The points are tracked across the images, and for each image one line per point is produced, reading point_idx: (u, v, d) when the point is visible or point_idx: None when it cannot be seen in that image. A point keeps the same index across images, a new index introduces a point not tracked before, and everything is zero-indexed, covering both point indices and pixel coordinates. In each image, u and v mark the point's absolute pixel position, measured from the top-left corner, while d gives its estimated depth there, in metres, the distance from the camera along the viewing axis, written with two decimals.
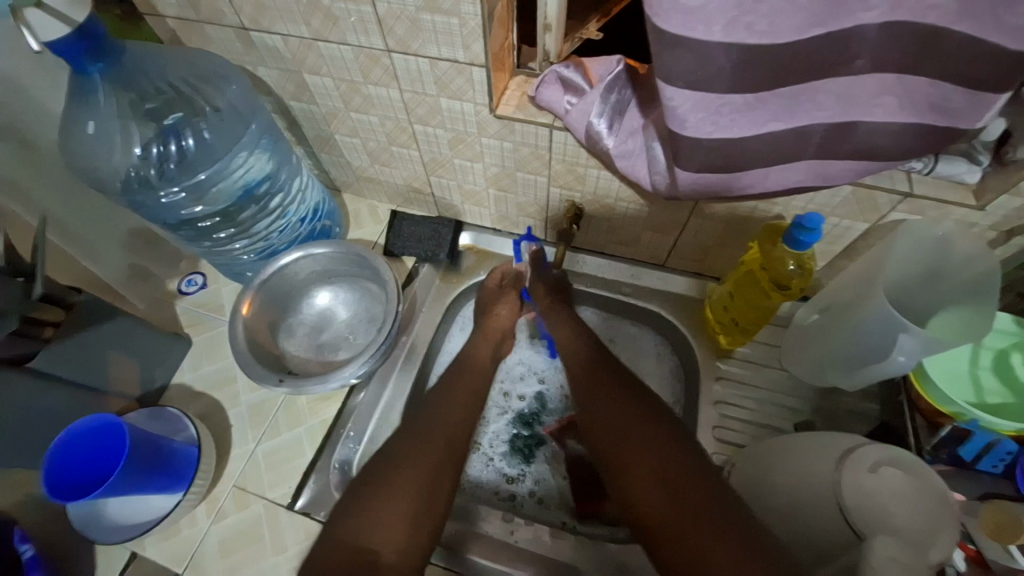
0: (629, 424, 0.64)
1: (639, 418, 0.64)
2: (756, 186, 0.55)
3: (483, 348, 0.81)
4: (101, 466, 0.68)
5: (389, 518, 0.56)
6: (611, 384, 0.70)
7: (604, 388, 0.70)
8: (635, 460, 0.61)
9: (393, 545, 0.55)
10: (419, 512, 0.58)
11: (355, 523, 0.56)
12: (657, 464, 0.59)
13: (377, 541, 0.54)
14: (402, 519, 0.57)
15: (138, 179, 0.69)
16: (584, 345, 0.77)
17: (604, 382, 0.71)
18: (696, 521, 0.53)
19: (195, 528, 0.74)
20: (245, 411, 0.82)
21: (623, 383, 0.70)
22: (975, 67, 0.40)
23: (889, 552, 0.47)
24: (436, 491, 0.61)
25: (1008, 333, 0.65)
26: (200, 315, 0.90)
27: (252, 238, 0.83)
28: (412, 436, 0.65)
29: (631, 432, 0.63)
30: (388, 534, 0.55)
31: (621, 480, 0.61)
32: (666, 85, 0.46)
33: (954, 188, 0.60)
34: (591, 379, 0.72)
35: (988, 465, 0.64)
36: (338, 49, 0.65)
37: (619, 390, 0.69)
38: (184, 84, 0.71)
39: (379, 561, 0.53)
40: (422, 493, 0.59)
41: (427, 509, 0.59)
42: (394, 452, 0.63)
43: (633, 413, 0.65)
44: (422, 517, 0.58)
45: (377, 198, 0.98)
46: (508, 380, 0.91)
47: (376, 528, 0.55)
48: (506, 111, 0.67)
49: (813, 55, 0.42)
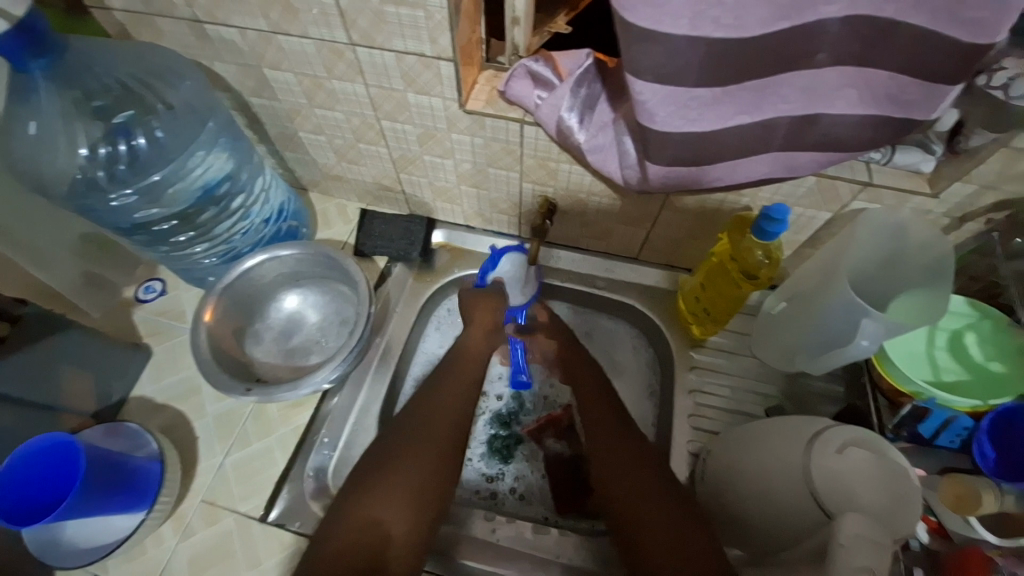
0: (617, 443, 0.69)
1: (629, 439, 0.69)
2: (724, 179, 0.56)
3: (473, 338, 0.82)
4: (57, 488, 0.64)
5: (396, 499, 0.62)
6: (601, 399, 0.76)
7: (597, 403, 0.75)
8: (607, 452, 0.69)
9: (403, 522, 0.60)
10: (419, 495, 0.63)
11: (364, 501, 0.61)
12: (642, 482, 0.63)
13: (387, 516, 0.60)
14: (404, 501, 0.62)
15: (85, 182, 0.65)
16: (571, 350, 0.83)
17: (594, 400, 0.76)
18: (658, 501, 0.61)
19: (162, 547, 0.70)
20: (212, 422, 0.78)
21: (612, 402, 0.75)
22: (930, 59, 0.42)
23: (857, 529, 0.49)
24: (435, 483, 0.65)
25: (961, 315, 0.68)
26: (160, 323, 0.86)
27: (213, 241, 0.80)
28: (412, 429, 0.69)
29: (619, 449, 0.68)
30: (397, 514, 0.61)
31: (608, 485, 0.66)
32: (635, 79, 0.46)
33: (911, 177, 0.62)
34: (586, 390, 0.78)
35: (946, 441, 0.66)
36: (299, 43, 0.63)
37: (610, 408, 0.74)
38: (133, 80, 0.67)
39: (390, 535, 0.59)
40: (421, 481, 0.64)
41: (425, 495, 0.63)
42: (398, 440, 0.67)
43: (621, 434, 0.70)
44: (423, 501, 0.63)
45: (345, 197, 0.95)
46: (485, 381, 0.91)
47: (383, 507, 0.61)
48: (476, 106, 0.66)
49: (779, 48, 0.42)
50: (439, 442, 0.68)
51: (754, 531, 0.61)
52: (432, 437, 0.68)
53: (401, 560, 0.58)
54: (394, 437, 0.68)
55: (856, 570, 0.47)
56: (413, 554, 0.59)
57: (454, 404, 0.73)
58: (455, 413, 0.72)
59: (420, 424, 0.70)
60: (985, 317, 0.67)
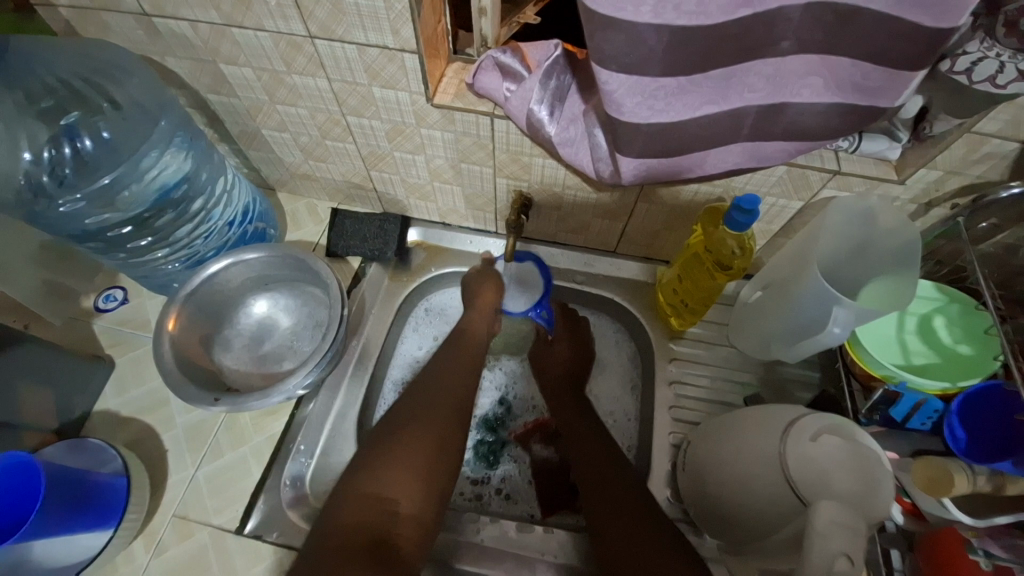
0: (598, 459, 0.71)
1: (605, 456, 0.71)
2: (697, 170, 0.56)
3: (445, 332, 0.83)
4: (17, 509, 0.61)
5: (404, 478, 0.60)
6: (576, 413, 0.78)
7: (577, 413, 0.78)
8: (586, 452, 0.73)
9: (410, 501, 0.59)
10: (429, 476, 0.62)
11: (369, 479, 0.60)
12: (620, 499, 0.65)
13: (394, 493, 0.58)
14: (410, 480, 0.60)
15: (31, 188, 0.62)
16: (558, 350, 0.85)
17: (576, 412, 0.79)
18: (629, 498, 0.65)
19: (133, 565, 0.68)
20: (181, 434, 0.76)
21: (590, 418, 0.78)
22: (896, 46, 0.42)
23: (832, 515, 0.49)
24: (444, 461, 0.65)
25: (930, 299, 0.70)
26: (123, 334, 0.82)
27: (174, 246, 0.77)
28: (410, 417, 0.68)
29: (602, 465, 0.70)
30: (406, 491, 0.59)
31: (590, 494, 0.68)
32: (601, 69, 0.45)
33: (878, 165, 0.63)
34: (562, 402, 0.81)
35: (918, 423, 0.68)
36: (254, 36, 0.60)
37: (591, 421, 0.77)
38: (80, 80, 0.64)
39: (397, 512, 0.57)
40: (431, 462, 0.63)
41: (434, 476, 0.63)
42: (403, 422, 0.67)
43: (600, 448, 0.73)
44: (432, 482, 0.62)
45: (316, 196, 0.92)
46: None
47: (391, 484, 0.59)
48: (444, 100, 0.65)
49: (742, 36, 0.42)
50: (441, 422, 0.68)
51: (739, 522, 0.61)
52: (438, 421, 0.68)
53: (408, 536, 0.56)
54: (397, 422, 0.67)
55: (831, 556, 0.47)
56: (421, 532, 0.58)
57: (444, 391, 0.72)
58: (456, 399, 0.72)
59: (415, 413, 0.68)
60: (952, 301, 0.69)
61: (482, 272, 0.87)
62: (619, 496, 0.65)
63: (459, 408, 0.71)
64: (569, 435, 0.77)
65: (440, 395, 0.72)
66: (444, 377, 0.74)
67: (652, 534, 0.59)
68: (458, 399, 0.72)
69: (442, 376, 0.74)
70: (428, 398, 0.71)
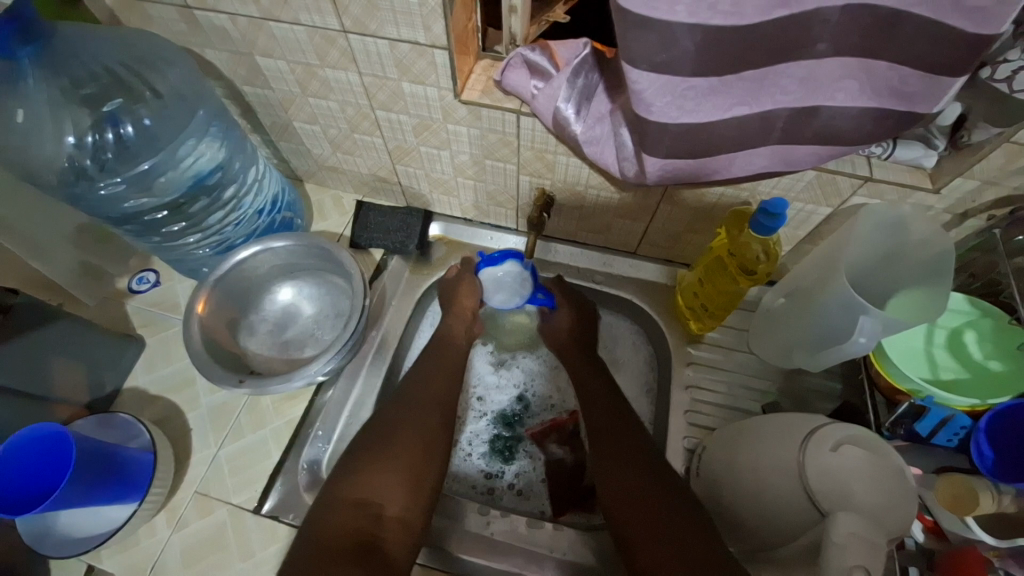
0: (625, 459, 0.67)
1: (631, 452, 0.68)
2: (722, 172, 0.55)
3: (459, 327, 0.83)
4: (47, 478, 0.64)
5: (390, 484, 0.62)
6: (610, 405, 0.74)
7: (608, 405, 0.75)
8: (603, 419, 0.73)
9: (395, 503, 0.61)
10: (417, 476, 0.64)
11: (355, 483, 0.62)
12: (640, 500, 0.62)
13: (380, 497, 0.61)
14: (397, 484, 0.62)
15: (74, 171, 0.64)
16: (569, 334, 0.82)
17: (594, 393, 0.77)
18: (643, 468, 0.66)
19: (155, 538, 0.70)
20: (205, 414, 0.78)
21: (618, 412, 0.73)
22: (935, 53, 0.41)
23: (851, 527, 0.49)
24: (431, 461, 0.67)
25: (962, 313, 0.68)
26: (154, 315, 0.85)
27: (206, 232, 0.79)
28: (400, 414, 0.69)
29: (626, 462, 0.67)
30: (392, 494, 0.61)
31: (606, 472, 0.68)
32: (630, 68, 0.45)
33: (912, 172, 0.61)
34: (593, 394, 0.77)
35: (944, 439, 0.65)
36: (290, 30, 0.62)
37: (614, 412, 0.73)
38: (123, 67, 0.66)
39: (383, 516, 0.59)
40: (416, 461, 0.65)
41: (421, 477, 0.65)
42: (392, 422, 0.68)
43: (626, 443, 0.69)
44: (419, 483, 0.64)
45: (342, 189, 0.94)
46: (482, 386, 0.89)
47: (378, 488, 0.61)
48: (472, 96, 0.65)
49: (777, 37, 0.42)
50: (424, 424, 0.69)
51: (751, 529, 0.61)
52: (422, 423, 0.69)
53: (395, 538, 0.59)
54: (381, 425, 0.68)
55: (849, 569, 0.46)
56: (409, 534, 0.60)
57: (440, 394, 0.74)
58: (445, 402, 0.74)
59: (403, 415, 0.69)
60: (986, 315, 0.66)
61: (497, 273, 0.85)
62: (632, 466, 0.66)
63: (445, 401, 0.74)
64: (593, 431, 0.73)
65: (432, 397, 0.73)
66: (444, 376, 0.76)
67: (679, 542, 0.57)
68: (443, 397, 0.74)
69: (436, 375, 0.76)
70: (423, 397, 0.73)
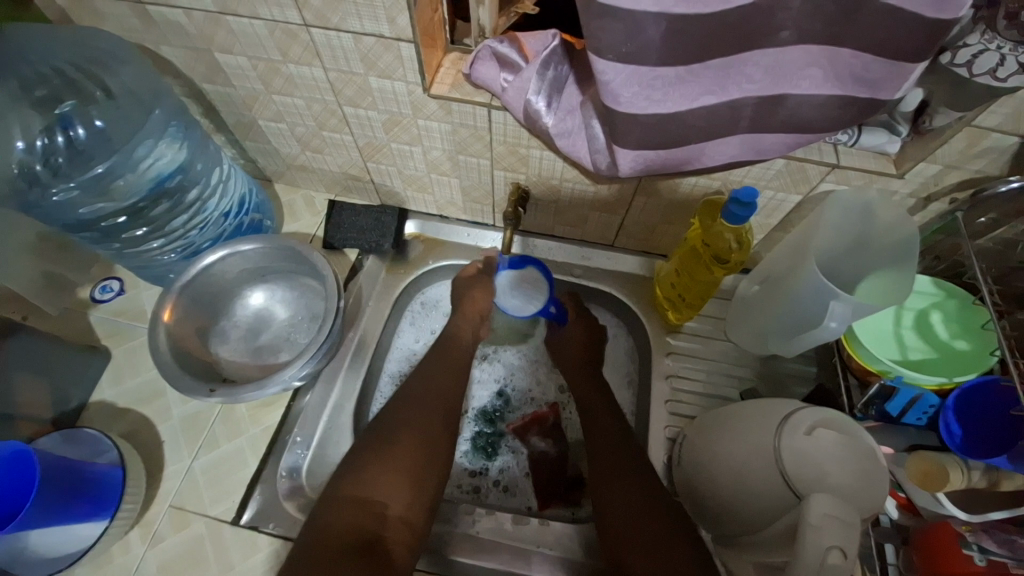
0: (617, 457, 0.69)
1: (625, 453, 0.69)
2: (694, 162, 0.55)
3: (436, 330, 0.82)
4: (9, 500, 0.61)
5: (393, 482, 0.61)
6: (604, 407, 0.76)
7: (598, 405, 0.77)
8: (601, 413, 0.75)
9: (398, 502, 0.60)
10: (419, 473, 0.63)
11: (360, 480, 0.60)
12: (631, 498, 0.64)
13: (383, 496, 0.60)
14: (399, 484, 0.61)
15: (24, 177, 0.61)
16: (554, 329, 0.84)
17: (590, 393, 0.78)
18: (622, 462, 0.68)
19: (129, 555, 0.68)
20: (178, 425, 0.75)
21: (614, 412, 0.75)
22: (895, 38, 0.42)
23: (825, 509, 0.50)
24: (431, 461, 0.65)
25: (928, 294, 0.70)
26: (118, 325, 0.82)
27: (169, 237, 0.76)
28: (402, 412, 0.68)
29: (616, 461, 0.68)
30: (393, 493, 0.60)
31: (597, 470, 0.69)
32: (597, 58, 0.45)
33: (877, 159, 0.63)
34: (588, 395, 0.78)
35: (914, 418, 0.68)
36: (249, 24, 0.60)
37: (610, 410, 0.76)
38: (73, 67, 0.63)
39: (386, 515, 0.58)
40: (417, 460, 0.64)
41: (422, 476, 0.63)
42: (396, 420, 0.67)
43: (620, 442, 0.71)
44: (419, 481, 0.63)
45: (313, 188, 0.92)
46: None
47: (380, 487, 0.60)
48: (441, 90, 0.64)
49: (739, 26, 0.42)
50: (428, 421, 0.68)
51: (731, 516, 0.61)
52: (426, 424, 0.68)
53: (398, 538, 0.58)
54: (386, 424, 0.67)
55: (825, 549, 0.48)
56: (411, 533, 0.59)
57: (445, 393, 0.72)
58: (446, 399, 0.72)
59: (405, 412, 0.68)
60: (950, 296, 0.69)
61: (474, 270, 0.85)
62: (613, 461, 0.68)
63: (444, 398, 0.72)
64: (589, 426, 0.75)
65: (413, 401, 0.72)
66: (431, 372, 0.74)
67: (673, 542, 0.58)
68: (443, 393, 0.72)
69: (424, 373, 0.74)
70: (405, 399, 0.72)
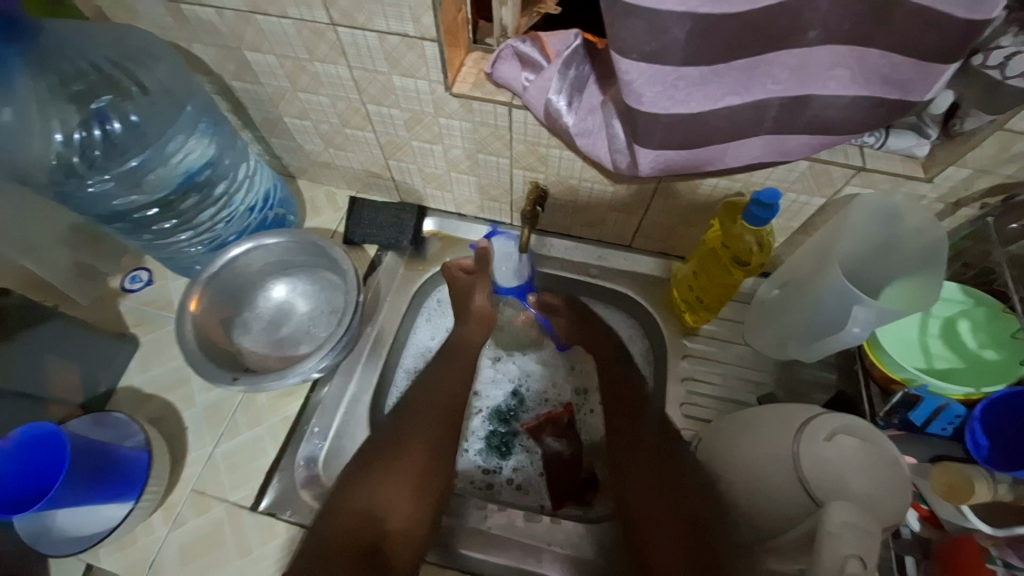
0: (641, 453, 0.68)
1: (650, 447, 0.68)
2: (716, 163, 0.55)
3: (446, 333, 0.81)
4: (42, 479, 0.63)
5: (394, 495, 0.62)
6: (631, 402, 0.74)
7: (621, 400, 0.75)
8: (619, 403, 0.75)
9: (399, 515, 0.61)
10: (421, 484, 0.64)
11: (363, 493, 0.61)
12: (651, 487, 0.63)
13: (384, 509, 0.60)
14: (402, 497, 0.62)
15: (62, 169, 0.64)
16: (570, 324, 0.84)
17: (608, 385, 0.78)
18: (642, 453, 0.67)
19: (152, 536, 0.70)
20: (201, 412, 0.78)
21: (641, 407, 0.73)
22: (926, 38, 0.41)
23: (845, 516, 0.49)
24: (435, 475, 0.65)
25: (956, 302, 0.68)
26: (147, 313, 0.84)
27: (197, 229, 0.79)
28: (403, 424, 0.69)
29: (638, 450, 0.68)
30: (395, 507, 0.61)
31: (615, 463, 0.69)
32: (621, 58, 0.45)
33: (904, 162, 0.61)
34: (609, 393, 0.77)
35: (938, 428, 0.66)
36: (278, 24, 0.61)
37: (635, 405, 0.74)
38: (109, 63, 0.65)
39: (385, 531, 0.59)
40: (423, 473, 0.64)
41: (425, 488, 0.64)
42: (399, 433, 0.68)
43: (642, 433, 0.70)
44: (423, 493, 0.63)
45: (334, 184, 0.94)
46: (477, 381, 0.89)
47: (383, 499, 0.61)
48: (463, 89, 0.65)
49: (766, 25, 0.41)
50: (429, 434, 0.68)
51: (741, 516, 0.61)
52: (429, 436, 0.68)
53: (398, 553, 0.58)
54: (390, 436, 0.67)
55: (842, 558, 0.47)
56: (411, 546, 0.60)
57: (450, 396, 0.73)
58: (450, 408, 0.72)
59: (405, 423, 0.69)
60: (979, 304, 0.66)
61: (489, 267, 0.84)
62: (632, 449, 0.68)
63: (453, 405, 0.73)
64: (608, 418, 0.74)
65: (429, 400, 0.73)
66: (444, 377, 0.75)
67: (700, 542, 0.58)
68: (448, 401, 0.73)
69: (440, 377, 0.75)
70: (421, 399, 0.72)
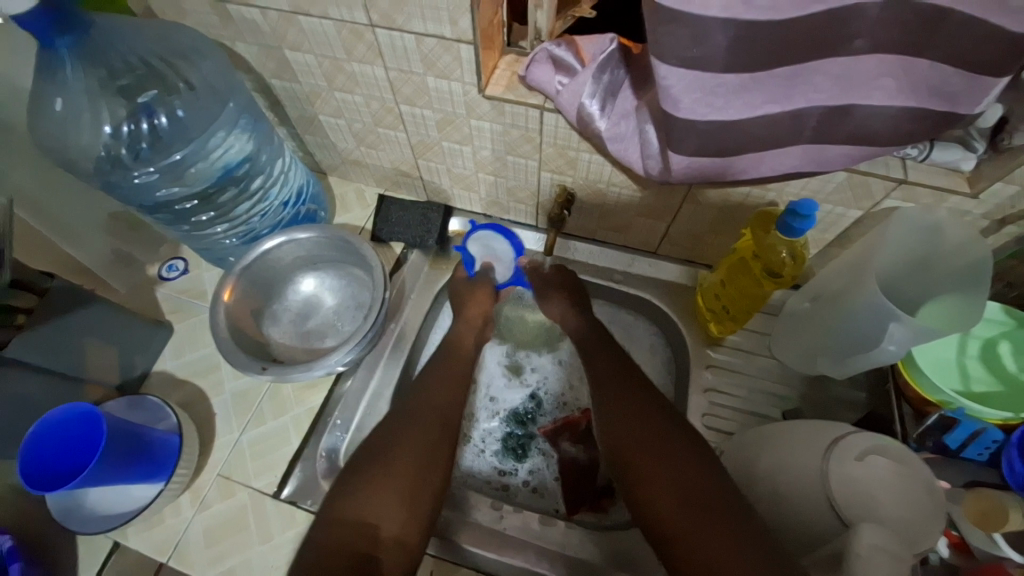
0: (651, 450, 0.64)
1: (670, 421, 0.66)
2: (751, 171, 0.54)
3: (468, 332, 0.82)
4: (78, 456, 0.66)
5: (387, 501, 0.61)
6: (648, 402, 0.69)
7: (629, 403, 0.69)
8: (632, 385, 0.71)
9: (393, 522, 0.60)
10: (414, 488, 0.63)
11: (354, 502, 0.61)
12: (668, 454, 0.62)
13: (377, 517, 0.60)
14: (393, 502, 0.61)
15: (110, 159, 0.67)
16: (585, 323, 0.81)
17: (621, 364, 0.75)
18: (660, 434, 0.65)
19: (178, 517, 0.72)
20: (229, 399, 0.80)
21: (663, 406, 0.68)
22: (979, 49, 0.40)
23: (874, 540, 0.47)
24: (426, 481, 0.64)
25: (997, 322, 0.66)
26: (181, 301, 0.87)
27: (232, 222, 0.81)
28: (390, 426, 0.68)
29: (653, 428, 0.66)
30: (387, 514, 0.60)
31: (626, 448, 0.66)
32: (659, 63, 0.44)
33: (949, 175, 0.59)
34: (607, 398, 0.71)
35: (974, 453, 0.63)
36: (319, 24, 0.63)
37: (643, 396, 0.70)
38: (157, 59, 0.67)
39: (379, 537, 0.58)
40: (414, 480, 0.64)
41: (418, 492, 0.63)
42: (388, 436, 0.67)
43: (660, 415, 0.67)
44: (416, 500, 0.62)
45: (364, 182, 0.95)
46: (493, 383, 0.89)
47: (375, 506, 0.60)
48: (496, 91, 0.65)
49: (812, 33, 0.41)
50: (422, 437, 0.67)
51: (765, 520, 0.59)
52: (420, 440, 0.67)
53: (393, 560, 0.58)
54: (380, 442, 0.66)
55: None
56: (405, 554, 0.59)
57: (441, 399, 0.72)
58: (441, 414, 0.71)
59: (394, 426, 0.68)
60: (1022, 326, 0.64)
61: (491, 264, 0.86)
62: (646, 427, 0.66)
63: (447, 412, 0.72)
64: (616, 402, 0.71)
65: (448, 399, 0.73)
66: (441, 381, 0.75)
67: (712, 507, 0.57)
68: (445, 404, 0.72)
69: (444, 377, 0.75)
70: (441, 396, 0.73)
